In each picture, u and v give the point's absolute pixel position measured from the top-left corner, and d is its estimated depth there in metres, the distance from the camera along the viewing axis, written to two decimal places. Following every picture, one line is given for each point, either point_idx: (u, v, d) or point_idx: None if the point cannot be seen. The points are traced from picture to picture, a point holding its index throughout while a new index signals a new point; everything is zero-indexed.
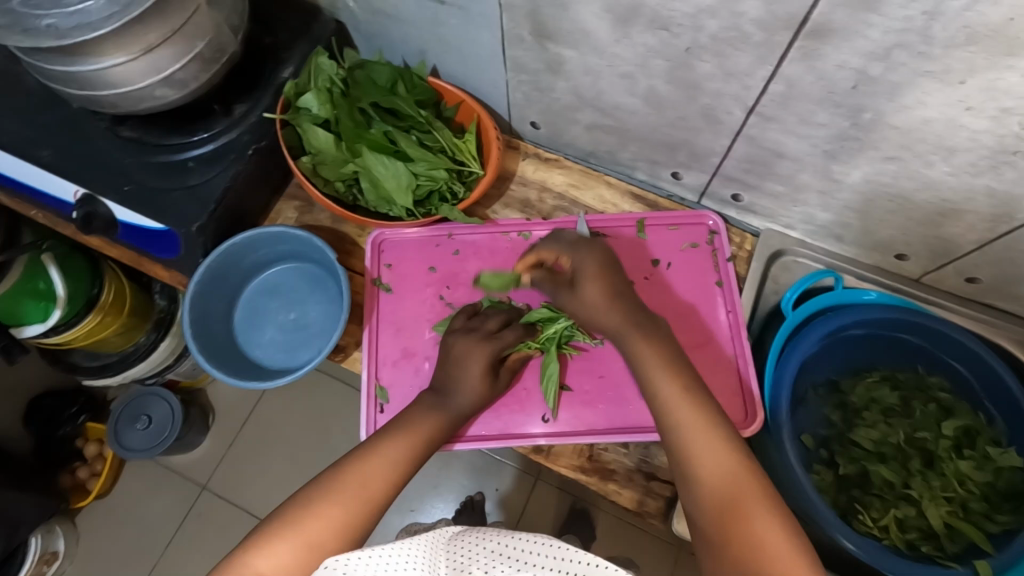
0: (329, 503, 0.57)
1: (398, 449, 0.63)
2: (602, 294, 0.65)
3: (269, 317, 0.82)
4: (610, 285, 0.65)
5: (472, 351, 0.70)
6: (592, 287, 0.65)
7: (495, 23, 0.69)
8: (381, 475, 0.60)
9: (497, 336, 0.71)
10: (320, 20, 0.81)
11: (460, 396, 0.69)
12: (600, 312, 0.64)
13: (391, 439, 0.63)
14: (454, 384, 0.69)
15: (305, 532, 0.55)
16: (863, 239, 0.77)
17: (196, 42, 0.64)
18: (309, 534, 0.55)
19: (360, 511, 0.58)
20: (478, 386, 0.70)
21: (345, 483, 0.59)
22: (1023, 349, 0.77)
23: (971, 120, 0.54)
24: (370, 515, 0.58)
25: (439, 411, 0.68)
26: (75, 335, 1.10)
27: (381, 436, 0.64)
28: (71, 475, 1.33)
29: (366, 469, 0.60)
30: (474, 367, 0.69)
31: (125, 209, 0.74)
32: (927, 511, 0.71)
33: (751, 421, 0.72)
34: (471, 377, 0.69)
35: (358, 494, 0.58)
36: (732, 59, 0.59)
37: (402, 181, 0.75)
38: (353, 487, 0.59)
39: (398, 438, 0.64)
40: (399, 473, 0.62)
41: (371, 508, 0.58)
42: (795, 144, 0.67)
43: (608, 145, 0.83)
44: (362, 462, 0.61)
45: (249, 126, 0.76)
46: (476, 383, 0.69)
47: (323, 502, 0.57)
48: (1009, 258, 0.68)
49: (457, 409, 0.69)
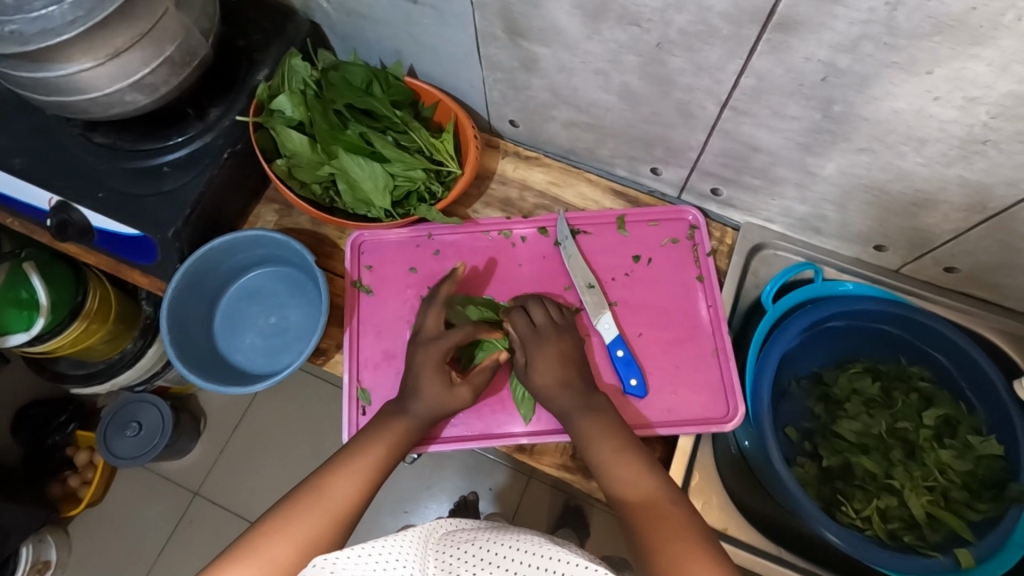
0: (289, 518, 0.57)
1: (363, 461, 0.63)
2: (555, 384, 0.66)
3: (249, 322, 0.82)
4: (566, 374, 0.67)
5: (423, 354, 0.69)
6: (545, 373, 0.67)
7: (467, 22, 0.68)
8: (345, 488, 0.60)
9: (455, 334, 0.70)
10: (294, 22, 0.80)
11: (418, 401, 0.67)
12: (553, 398, 0.66)
13: (355, 452, 0.63)
14: (412, 391, 0.67)
15: (264, 550, 0.55)
16: (842, 231, 0.77)
17: (165, 46, 0.64)
18: (267, 552, 0.55)
19: (323, 525, 0.58)
20: (432, 388, 0.67)
21: (306, 498, 0.59)
22: (1003, 337, 0.78)
23: (940, 110, 0.54)
24: (334, 530, 0.58)
25: (403, 418, 0.66)
26: (60, 343, 1.09)
27: (345, 448, 0.64)
28: (62, 484, 1.31)
29: (329, 483, 0.60)
30: (429, 372, 0.67)
31: (101, 216, 0.74)
32: (909, 501, 0.71)
33: (733, 416, 0.72)
34: (425, 379, 0.67)
35: (320, 509, 0.58)
36: (702, 53, 0.59)
37: (379, 182, 0.74)
38: (314, 502, 0.58)
39: (363, 450, 0.64)
40: (363, 486, 0.62)
41: (334, 521, 0.58)
42: (770, 138, 0.67)
43: (586, 141, 0.82)
44: (325, 477, 0.61)
45: (224, 130, 0.76)
46: (430, 386, 0.67)
47: (284, 518, 0.57)
48: (985, 247, 0.68)
49: (419, 415, 0.66)
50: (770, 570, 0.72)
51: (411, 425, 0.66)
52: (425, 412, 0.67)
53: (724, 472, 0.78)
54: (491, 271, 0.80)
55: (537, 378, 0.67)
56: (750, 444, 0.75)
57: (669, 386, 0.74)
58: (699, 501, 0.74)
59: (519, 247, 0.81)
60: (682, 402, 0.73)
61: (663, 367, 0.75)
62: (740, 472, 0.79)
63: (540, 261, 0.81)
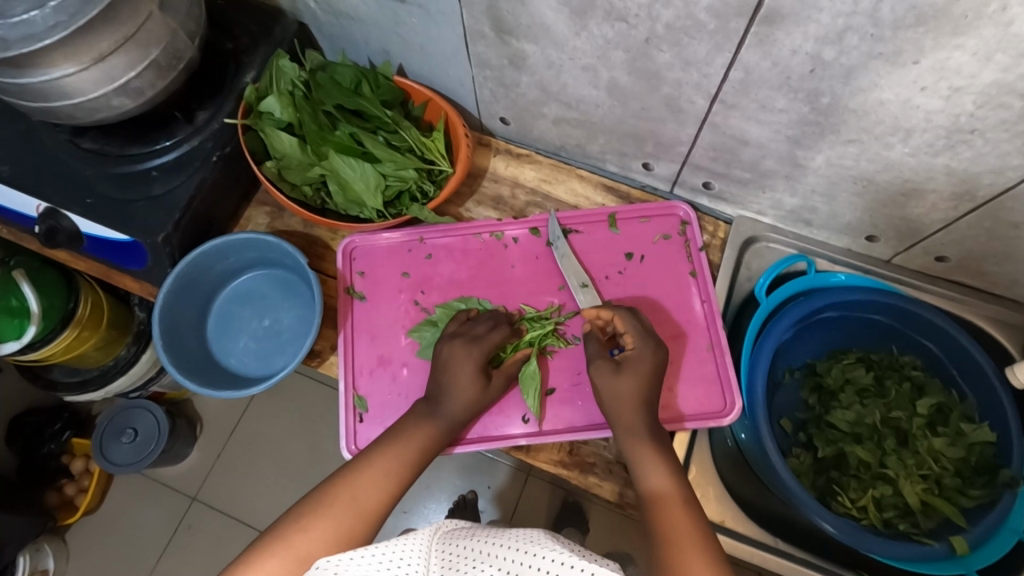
0: (323, 516, 0.57)
1: (398, 459, 0.62)
2: (631, 397, 0.64)
3: (242, 326, 0.82)
4: (647, 391, 0.64)
5: (459, 355, 0.68)
6: (626, 382, 0.64)
7: (455, 20, 0.68)
8: (379, 485, 0.60)
9: (484, 339, 0.70)
10: (281, 23, 0.80)
11: (451, 403, 0.67)
12: (624, 409, 0.64)
13: (392, 448, 0.63)
14: (447, 390, 0.67)
15: (298, 545, 0.56)
16: (832, 223, 0.77)
17: (150, 50, 0.63)
18: (302, 548, 0.56)
19: (356, 522, 0.58)
20: (470, 393, 0.68)
21: (341, 496, 0.59)
22: (993, 325, 0.78)
23: (926, 101, 0.55)
24: (367, 527, 0.59)
25: (430, 423, 0.66)
26: (52, 351, 1.09)
27: (381, 441, 0.64)
28: (59, 492, 1.32)
29: (364, 480, 0.60)
30: (467, 372, 0.68)
31: (90, 222, 0.73)
32: (903, 489, 0.71)
33: (729, 411, 0.73)
34: (462, 381, 0.67)
35: (354, 507, 0.59)
36: (689, 47, 0.59)
37: (370, 181, 0.74)
38: (349, 499, 0.59)
39: (400, 447, 0.63)
40: (398, 483, 0.62)
41: (367, 520, 0.59)
42: (758, 131, 0.67)
43: (577, 138, 0.82)
44: (360, 473, 0.61)
45: (212, 133, 0.75)
46: (468, 389, 0.67)
47: (318, 514, 0.58)
48: (974, 236, 0.69)
49: (451, 417, 0.67)
50: (766, 561, 0.72)
51: (440, 428, 0.66)
52: (456, 414, 0.67)
53: (720, 464, 0.78)
54: (484, 272, 0.80)
55: (617, 384, 0.64)
56: (746, 437, 0.75)
57: (665, 383, 0.74)
58: (697, 492, 0.74)
59: (511, 248, 0.81)
60: (678, 397, 0.73)
61: None
62: (736, 464, 0.79)
63: (532, 261, 0.81)
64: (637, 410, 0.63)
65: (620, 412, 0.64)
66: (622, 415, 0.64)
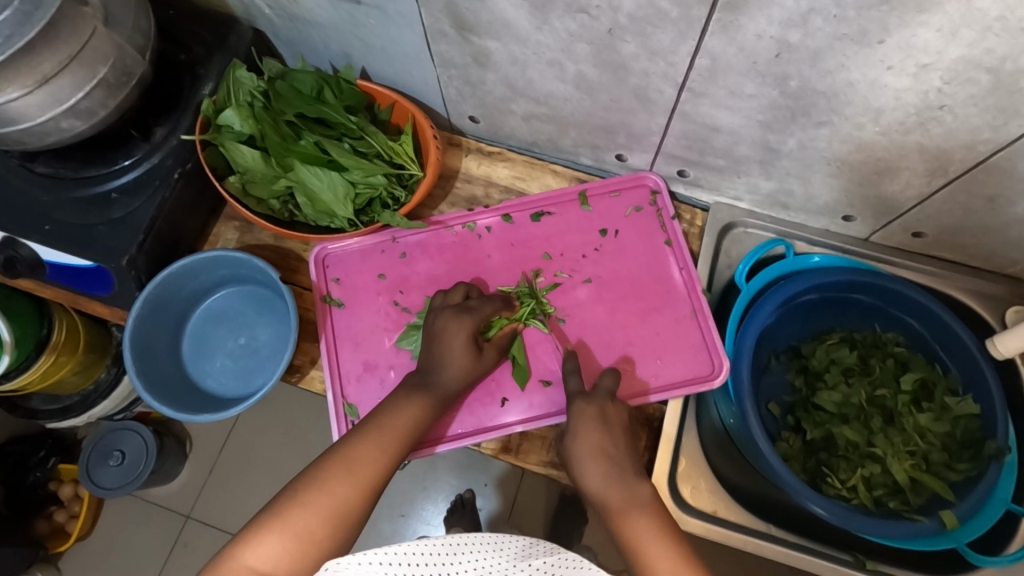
0: (321, 490, 0.56)
1: (389, 433, 0.62)
2: (594, 451, 0.62)
3: (217, 345, 0.80)
4: (604, 442, 0.63)
5: (451, 325, 0.69)
6: (588, 439, 0.63)
7: (414, 20, 0.66)
8: (375, 458, 0.60)
9: (474, 311, 0.70)
10: (236, 31, 0.77)
11: (443, 374, 0.67)
12: (591, 470, 0.61)
13: (381, 424, 0.62)
14: (437, 363, 0.68)
15: (297, 523, 0.54)
16: (808, 205, 0.77)
17: (97, 68, 0.61)
18: (302, 524, 0.54)
19: (354, 496, 0.57)
20: (464, 363, 0.68)
21: (338, 470, 0.57)
22: (972, 297, 0.79)
23: (894, 79, 0.54)
24: (366, 501, 0.58)
25: (425, 393, 0.66)
26: (29, 379, 1.06)
27: (368, 420, 0.63)
28: (48, 520, 1.29)
29: (357, 456, 0.59)
30: (456, 347, 0.68)
31: (50, 249, 0.71)
32: (892, 467, 0.71)
33: (718, 372, 0.74)
34: (454, 354, 0.67)
35: (351, 479, 0.57)
36: (653, 37, 0.58)
37: (338, 192, 0.72)
38: (345, 473, 0.57)
39: (391, 421, 0.63)
40: (394, 454, 0.61)
41: (365, 493, 0.57)
42: (729, 118, 0.66)
43: (548, 133, 0.81)
44: (354, 445, 0.60)
45: (172, 150, 0.73)
46: (460, 359, 0.67)
47: (315, 490, 0.56)
48: (950, 210, 0.69)
49: (441, 388, 0.67)
50: (759, 549, 0.71)
51: (435, 399, 0.66)
52: (449, 387, 0.67)
53: (710, 451, 0.78)
54: (463, 259, 0.80)
55: (576, 444, 0.63)
56: (734, 421, 0.75)
57: (652, 355, 0.75)
58: (688, 485, 0.74)
59: (485, 238, 0.81)
60: (667, 366, 0.74)
61: (645, 336, 0.76)
62: (725, 448, 0.79)
63: (508, 248, 0.80)
64: (604, 468, 0.61)
65: (588, 473, 0.61)
66: (589, 480, 0.61)
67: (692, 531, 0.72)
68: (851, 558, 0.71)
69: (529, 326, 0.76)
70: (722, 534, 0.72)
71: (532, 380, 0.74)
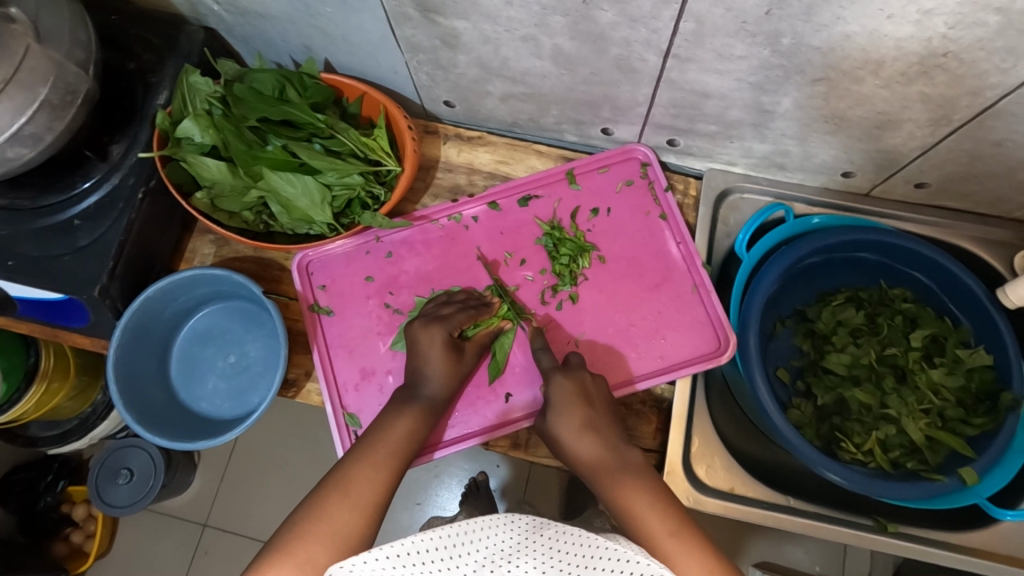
0: (320, 518, 0.52)
1: (387, 452, 0.59)
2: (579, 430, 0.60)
3: (207, 365, 0.77)
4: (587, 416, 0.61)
5: (423, 335, 0.67)
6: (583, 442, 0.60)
7: (374, 5, 0.61)
8: (369, 478, 0.56)
9: (446, 315, 0.68)
10: (186, 32, 0.72)
11: (430, 379, 0.66)
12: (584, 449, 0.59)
13: (375, 439, 0.60)
14: (423, 371, 0.66)
15: (298, 551, 0.50)
16: (806, 164, 0.73)
17: (37, 89, 0.56)
18: (304, 553, 0.50)
19: (356, 518, 0.53)
20: (444, 362, 0.66)
21: (333, 494, 0.54)
22: (980, 245, 0.76)
23: (894, 28, 0.50)
24: (370, 524, 0.54)
25: (414, 404, 0.64)
26: (23, 410, 1.04)
27: (360, 441, 0.60)
28: (65, 542, 1.28)
29: (354, 480, 0.55)
30: (437, 355, 0.66)
31: (17, 284, 0.67)
32: (907, 428, 0.69)
33: (725, 348, 0.71)
34: (436, 360, 0.66)
35: (349, 502, 0.54)
36: (633, 4, 0.53)
37: (314, 195, 0.68)
38: (342, 498, 0.54)
39: (387, 436, 0.61)
40: (392, 471, 0.58)
41: (366, 514, 0.54)
42: (719, 81, 0.62)
43: (528, 112, 0.77)
44: (349, 469, 0.57)
45: (131, 168, 0.69)
46: (443, 363, 0.66)
47: (315, 519, 0.52)
48: (955, 158, 0.66)
49: (433, 393, 0.66)
50: (781, 522, 0.70)
51: (425, 409, 0.64)
52: (437, 394, 0.66)
53: (723, 426, 0.77)
54: (451, 256, 0.77)
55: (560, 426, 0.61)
56: (745, 393, 0.74)
57: (655, 335, 0.73)
58: (703, 463, 0.72)
59: (473, 228, 0.78)
60: (673, 345, 0.72)
61: (647, 315, 0.73)
62: (735, 420, 0.78)
63: (497, 237, 0.77)
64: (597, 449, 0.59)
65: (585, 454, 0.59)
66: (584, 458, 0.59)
67: (710, 511, 0.70)
68: (871, 522, 0.70)
69: (520, 325, 0.73)
70: (742, 511, 0.70)
71: (534, 372, 0.72)
